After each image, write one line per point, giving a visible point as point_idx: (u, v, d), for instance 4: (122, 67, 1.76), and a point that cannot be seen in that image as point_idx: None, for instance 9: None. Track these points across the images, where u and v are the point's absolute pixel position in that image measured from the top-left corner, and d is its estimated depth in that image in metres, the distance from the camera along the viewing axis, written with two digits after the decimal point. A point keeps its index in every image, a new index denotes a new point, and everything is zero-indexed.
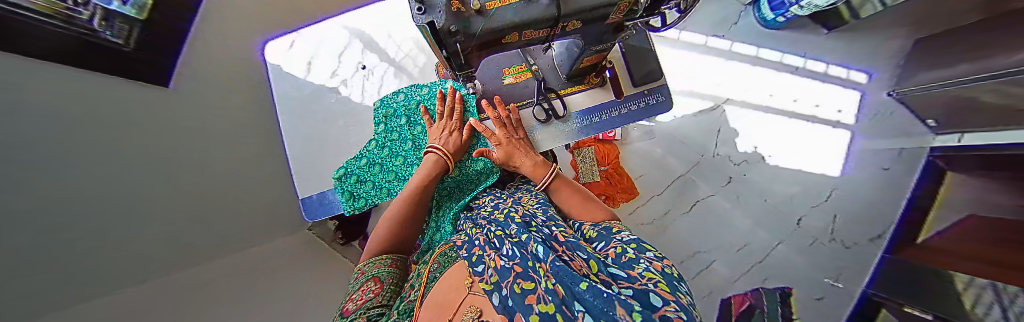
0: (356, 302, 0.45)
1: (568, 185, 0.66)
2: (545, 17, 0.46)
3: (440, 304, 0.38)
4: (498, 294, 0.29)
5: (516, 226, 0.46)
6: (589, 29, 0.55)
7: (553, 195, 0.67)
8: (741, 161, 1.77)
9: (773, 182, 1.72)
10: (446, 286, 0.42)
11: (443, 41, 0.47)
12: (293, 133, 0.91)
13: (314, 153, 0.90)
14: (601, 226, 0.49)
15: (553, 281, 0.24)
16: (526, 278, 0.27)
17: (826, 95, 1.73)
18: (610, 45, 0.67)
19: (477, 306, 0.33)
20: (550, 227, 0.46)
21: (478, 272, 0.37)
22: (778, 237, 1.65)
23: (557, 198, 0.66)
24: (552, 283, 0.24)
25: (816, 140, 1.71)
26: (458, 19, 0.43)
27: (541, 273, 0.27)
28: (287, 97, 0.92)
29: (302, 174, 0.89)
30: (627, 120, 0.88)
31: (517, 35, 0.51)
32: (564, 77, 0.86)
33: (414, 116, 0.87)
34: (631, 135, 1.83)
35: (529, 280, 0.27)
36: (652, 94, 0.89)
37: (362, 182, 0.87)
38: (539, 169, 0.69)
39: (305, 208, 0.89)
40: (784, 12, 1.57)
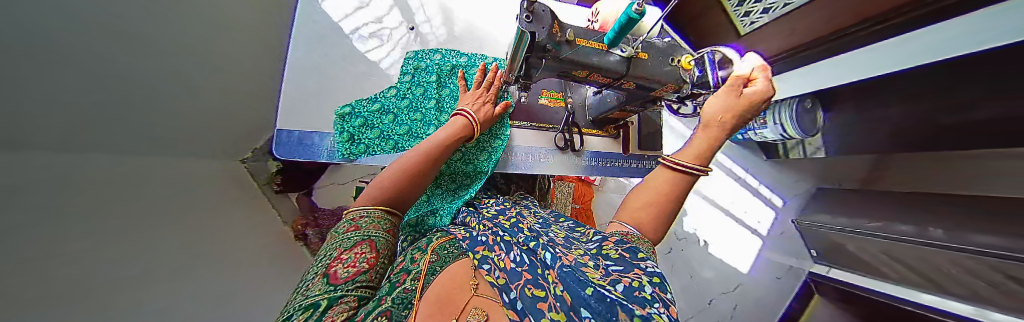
0: (348, 269, 0.33)
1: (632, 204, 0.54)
2: (615, 70, 0.55)
3: (445, 295, 0.42)
4: (507, 294, 0.37)
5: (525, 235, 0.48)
6: (638, 92, 0.65)
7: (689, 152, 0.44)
8: (683, 238, 2.03)
9: (700, 262, 2.00)
10: (449, 282, 0.44)
11: (530, 56, 0.51)
12: (301, 59, 0.81)
13: (318, 90, 0.81)
14: None
15: (561, 288, 0.30)
16: (538, 285, 0.33)
17: (754, 206, 2.12)
18: (639, 110, 0.79)
19: (483, 310, 0.38)
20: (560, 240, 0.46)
21: (485, 269, 0.44)
22: (693, 312, 1.88)
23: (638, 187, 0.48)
24: (560, 291, 0.30)
25: (738, 241, 2.06)
26: (553, 40, 0.49)
27: (550, 281, 0.33)
28: (310, 25, 0.83)
29: (293, 105, 0.78)
30: (627, 173, 1.00)
31: (588, 74, 0.56)
32: (590, 118, 0.94)
33: (445, 77, 0.88)
34: (607, 185, 2.00)
35: (540, 288, 0.32)
36: (649, 160, 1.02)
37: (367, 127, 0.81)
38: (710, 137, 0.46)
39: (276, 142, 0.75)
40: (744, 132, 1.92)
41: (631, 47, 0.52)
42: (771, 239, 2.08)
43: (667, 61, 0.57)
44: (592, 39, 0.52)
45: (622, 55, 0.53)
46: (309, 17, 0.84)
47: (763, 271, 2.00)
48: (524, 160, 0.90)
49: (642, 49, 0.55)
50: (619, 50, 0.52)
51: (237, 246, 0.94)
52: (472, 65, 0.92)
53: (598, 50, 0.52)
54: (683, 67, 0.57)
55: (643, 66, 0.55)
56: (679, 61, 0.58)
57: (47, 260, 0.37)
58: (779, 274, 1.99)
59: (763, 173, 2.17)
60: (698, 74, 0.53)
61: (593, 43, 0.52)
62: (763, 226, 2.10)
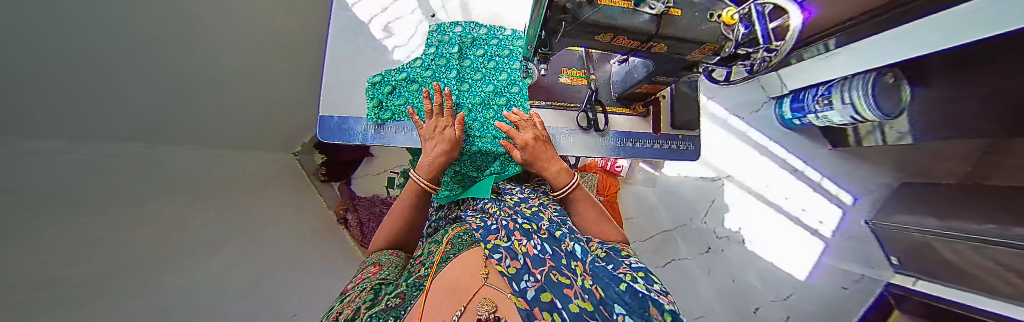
0: (354, 282, 0.50)
1: (588, 200, 0.69)
2: (642, 32, 0.49)
3: (460, 282, 0.43)
4: (518, 282, 0.43)
5: (544, 222, 0.54)
6: (667, 58, 0.59)
7: (570, 204, 0.70)
8: (723, 236, 1.84)
9: (745, 266, 1.79)
10: (460, 269, 0.47)
11: (549, 18, 0.50)
12: (339, 49, 0.87)
13: (351, 76, 0.86)
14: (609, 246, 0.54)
15: (591, 282, 0.39)
16: (561, 273, 0.43)
17: (814, 203, 1.83)
18: (673, 81, 0.72)
19: (492, 300, 0.38)
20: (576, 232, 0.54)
21: (496, 258, 0.47)
22: (733, 318, 1.70)
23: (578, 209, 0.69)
24: (589, 285, 0.39)
25: (795, 242, 1.80)
26: (573, 1, 0.46)
27: (577, 272, 0.42)
28: (345, 20, 0.89)
29: (331, 91, 0.84)
30: (653, 154, 0.92)
31: (612, 38, 0.53)
32: (615, 95, 0.90)
33: (468, 49, 0.90)
34: (635, 177, 1.89)
35: (565, 277, 0.42)
36: (683, 141, 0.93)
37: (394, 94, 0.85)
38: (561, 177, 0.70)
39: (320, 127, 0.82)
40: (804, 116, 1.66)
41: (663, 1, 0.45)
42: (836, 241, 1.80)
43: (706, 17, 0.49)
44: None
45: (652, 13, 0.46)
46: (343, 11, 0.89)
47: (826, 277, 1.75)
48: None
49: (675, 4, 0.47)
50: (648, 7, 0.46)
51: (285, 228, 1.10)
52: (492, 37, 0.92)
53: (624, 10, 0.46)
54: (725, 22, 0.48)
55: (675, 25, 0.49)
56: (719, 17, 0.48)
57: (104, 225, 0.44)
58: (846, 283, 1.72)
59: (826, 163, 1.86)
60: (744, 32, 0.48)
61: (617, 1, 0.46)
62: (827, 226, 1.81)
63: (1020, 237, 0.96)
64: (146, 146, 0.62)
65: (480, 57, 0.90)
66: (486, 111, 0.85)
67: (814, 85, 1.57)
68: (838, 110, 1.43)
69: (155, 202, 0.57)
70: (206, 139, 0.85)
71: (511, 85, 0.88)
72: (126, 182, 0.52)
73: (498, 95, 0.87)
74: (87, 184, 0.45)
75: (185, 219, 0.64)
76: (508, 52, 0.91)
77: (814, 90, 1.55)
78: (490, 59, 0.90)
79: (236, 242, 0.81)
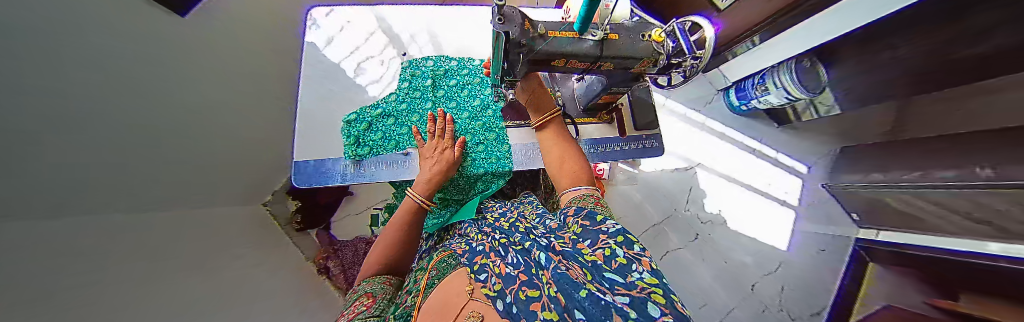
0: (346, 316, 0.44)
1: (574, 157, 0.71)
2: (590, 55, 0.56)
3: (443, 305, 0.43)
4: (502, 300, 0.36)
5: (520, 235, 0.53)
6: (617, 73, 0.66)
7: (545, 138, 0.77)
8: (707, 221, 1.94)
9: (733, 245, 1.88)
10: (448, 291, 0.46)
11: (509, 52, 0.53)
12: (310, 93, 0.87)
13: (324, 118, 0.86)
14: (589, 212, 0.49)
15: (554, 289, 0.32)
16: (531, 286, 0.35)
17: (776, 177, 2.02)
18: (627, 90, 0.79)
19: (478, 312, 0.39)
20: (551, 237, 0.49)
21: (481, 280, 0.43)
22: (734, 301, 1.75)
23: (562, 166, 0.70)
24: (552, 291, 0.32)
25: (769, 215, 1.94)
26: (527, 36, 0.51)
27: (544, 280, 0.36)
28: (316, 66, 0.91)
29: (304, 136, 0.83)
30: (627, 156, 0.99)
31: (566, 62, 0.58)
32: (580, 108, 0.96)
33: (441, 80, 0.93)
34: (617, 177, 1.98)
35: (533, 289, 0.34)
36: (648, 139, 1.02)
37: (370, 130, 0.85)
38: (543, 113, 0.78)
39: (295, 173, 0.80)
40: (748, 102, 1.89)
41: (601, 30, 0.52)
42: (803, 209, 1.96)
43: (639, 37, 0.57)
44: (562, 30, 0.53)
45: (595, 39, 0.53)
46: (312, 58, 0.91)
47: (804, 243, 1.88)
48: (523, 158, 0.90)
49: (612, 30, 0.55)
50: (590, 35, 0.53)
51: (250, 290, 0.98)
52: (463, 68, 0.97)
53: (571, 39, 0.53)
54: (654, 40, 0.56)
55: (616, 46, 0.56)
56: (649, 36, 0.57)
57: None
58: (823, 245, 1.86)
59: (776, 140, 2.08)
60: (672, 45, 0.55)
61: (565, 33, 0.53)
62: (792, 196, 1.98)
63: (959, 179, 1.09)
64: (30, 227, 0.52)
65: (453, 86, 0.94)
66: (465, 135, 0.87)
67: (751, 76, 1.80)
68: (774, 94, 1.65)
69: (63, 287, 0.49)
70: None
71: (486, 109, 0.92)
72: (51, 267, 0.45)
73: (475, 120, 0.90)
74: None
75: (113, 299, 0.55)
76: (480, 79, 0.97)
77: (752, 80, 1.78)
78: (463, 87, 0.94)
79: (189, 314, 0.71)
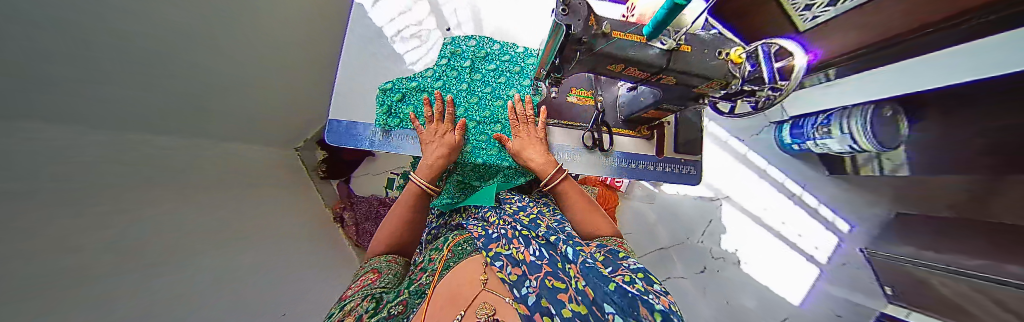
0: (356, 287, 0.47)
1: (579, 195, 0.73)
2: (654, 64, 0.51)
3: (458, 289, 0.44)
4: (519, 289, 0.39)
5: (542, 229, 0.53)
6: (675, 89, 0.60)
7: (560, 198, 0.74)
8: (718, 257, 1.84)
9: (741, 287, 1.78)
10: (459, 277, 0.47)
11: (565, 48, 0.51)
12: (353, 55, 0.88)
13: (363, 82, 0.87)
14: (609, 249, 0.53)
15: (583, 283, 0.36)
16: (556, 278, 0.39)
17: (811, 229, 1.84)
18: (678, 109, 0.73)
19: (491, 303, 0.38)
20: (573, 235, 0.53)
21: (497, 265, 0.46)
22: None
23: (570, 205, 0.71)
24: (582, 285, 0.36)
25: (791, 267, 1.80)
26: (590, 33, 0.47)
27: (570, 275, 0.40)
28: (361, 26, 0.90)
29: (342, 97, 0.85)
30: (660, 177, 0.93)
31: (623, 68, 0.54)
32: (621, 117, 0.91)
33: (480, 63, 0.91)
34: (634, 192, 1.90)
35: (559, 281, 0.39)
36: (686, 165, 0.95)
37: (404, 103, 0.86)
38: (547, 167, 0.76)
39: (327, 130, 0.83)
40: (802, 142, 1.69)
41: (673, 38, 0.48)
42: (830, 268, 1.80)
43: (714, 55, 0.51)
44: (628, 32, 0.48)
45: (663, 48, 0.49)
46: (359, 17, 0.90)
47: (820, 303, 1.73)
48: None
49: (685, 42, 0.50)
50: (660, 42, 0.48)
51: (278, 226, 1.10)
52: (504, 53, 0.93)
53: (637, 43, 0.48)
54: (732, 60, 0.51)
55: (686, 59, 0.50)
56: (727, 55, 0.51)
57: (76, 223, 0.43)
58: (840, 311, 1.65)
59: (824, 190, 1.87)
60: (749, 70, 0.49)
61: (632, 36, 0.48)
62: (822, 253, 1.81)
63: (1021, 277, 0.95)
64: (132, 142, 0.61)
65: (491, 71, 0.91)
66: (494, 124, 0.86)
67: (814, 113, 1.59)
68: (838, 139, 1.44)
69: (137, 201, 0.57)
70: (199, 135, 0.85)
71: (520, 101, 0.89)
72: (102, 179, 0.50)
73: (507, 111, 0.88)
74: (74, 183, 0.45)
75: (172, 217, 0.64)
76: (519, 69, 0.93)
77: (814, 118, 1.57)
78: (501, 74, 0.91)
79: (223, 241, 0.80)
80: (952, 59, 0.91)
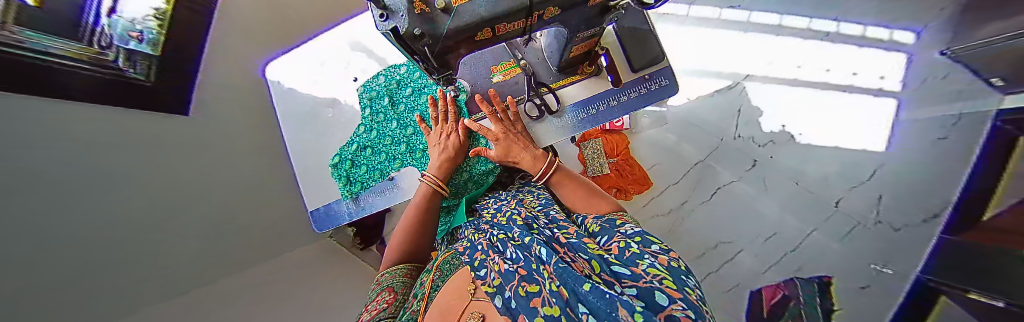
0: (370, 312, 0.49)
1: (571, 179, 0.68)
2: (516, 9, 0.43)
3: (446, 311, 0.41)
4: (502, 297, 0.33)
5: (518, 228, 0.49)
6: (570, 15, 0.51)
7: (557, 190, 0.69)
8: (767, 142, 1.65)
9: (807, 162, 1.54)
10: (449, 295, 0.44)
11: (413, 46, 0.48)
12: (300, 145, 0.92)
13: (316, 166, 0.90)
14: (603, 219, 0.49)
15: (557, 283, 0.28)
16: (531, 281, 0.32)
17: None
18: (597, 31, 0.62)
19: (480, 311, 0.36)
20: (552, 229, 0.48)
21: (482, 277, 0.41)
22: (812, 223, 1.48)
23: (561, 192, 0.68)
24: (556, 286, 0.28)
25: None
26: (425, 21, 0.43)
27: (545, 276, 0.31)
28: (297, 112, 0.93)
29: (309, 187, 0.90)
30: (627, 109, 0.85)
31: (491, 31, 0.48)
32: (554, 69, 0.82)
33: (396, 93, 0.89)
34: (640, 123, 1.75)
35: (533, 284, 0.31)
36: (653, 79, 0.84)
37: (355, 165, 0.89)
38: (537, 164, 0.70)
39: (314, 220, 0.90)
40: None
41: None
42: None
43: None
44: None
45: None
46: (293, 104, 0.93)
47: None
48: None
49: None
50: None
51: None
52: (415, 71, 0.90)
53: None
54: None
55: None
56: None
57: None
58: None
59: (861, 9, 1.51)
60: None
61: None
62: None
63: None
64: None
65: (411, 95, 0.89)
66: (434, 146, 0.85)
67: None
68: None
69: None
70: None
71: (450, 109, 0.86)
72: None
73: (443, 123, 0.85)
74: None
75: None
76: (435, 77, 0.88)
77: None
78: (421, 93, 0.88)
79: None
80: None
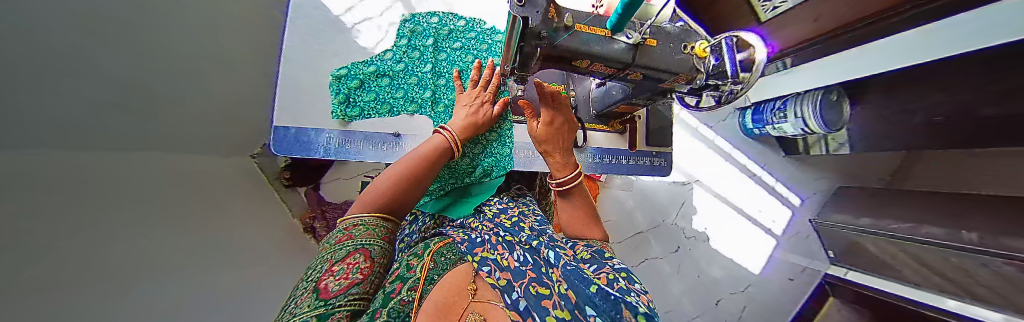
0: (341, 281, 0.31)
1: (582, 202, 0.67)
2: (620, 60, 0.50)
3: (442, 304, 0.34)
4: (509, 295, 0.35)
5: (526, 235, 0.52)
6: (645, 84, 0.59)
7: (563, 203, 0.69)
8: (691, 236, 1.98)
9: (710, 262, 1.94)
10: (442, 290, 0.37)
11: (525, 44, 0.47)
12: (295, 54, 0.77)
13: (315, 83, 0.78)
14: (593, 249, 0.53)
15: (566, 286, 0.34)
16: (541, 283, 0.35)
17: (769, 205, 2.03)
18: (647, 104, 0.74)
19: (483, 314, 0.33)
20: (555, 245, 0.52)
21: (485, 270, 0.41)
22: (698, 311, 1.85)
23: (564, 207, 0.68)
24: (564, 288, 0.33)
25: (751, 241, 1.98)
26: (550, 27, 0.44)
27: (554, 278, 0.37)
28: (305, 18, 0.79)
29: (287, 100, 0.75)
30: (631, 171, 0.97)
31: (588, 64, 0.52)
32: (594, 113, 0.91)
33: (443, 42, 0.88)
34: (613, 181, 1.96)
35: (543, 286, 0.34)
36: (657, 157, 0.99)
37: (362, 89, 0.81)
38: (564, 172, 0.68)
39: (274, 139, 0.74)
40: (762, 127, 1.81)
41: (638, 33, 0.46)
42: (786, 239, 2.00)
43: (679, 48, 0.51)
44: (592, 25, 0.47)
45: (628, 42, 0.48)
46: (309, 8, 0.79)
47: (775, 271, 1.95)
48: (523, 158, 0.87)
49: (651, 36, 0.49)
50: (624, 37, 0.47)
51: (243, 245, 1.01)
52: (470, 30, 0.91)
53: (602, 37, 0.47)
54: (696, 55, 0.50)
55: (650, 55, 0.50)
56: (692, 49, 0.51)
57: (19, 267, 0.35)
58: (792, 275, 1.94)
59: (782, 170, 2.06)
60: (714, 64, 0.49)
61: (593, 29, 0.47)
62: (778, 226, 2.01)
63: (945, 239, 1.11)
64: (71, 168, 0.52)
65: (457, 49, 0.89)
66: None
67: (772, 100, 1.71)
68: (791, 122, 1.57)
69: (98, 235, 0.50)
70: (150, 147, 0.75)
71: None
72: (41, 215, 0.42)
73: None
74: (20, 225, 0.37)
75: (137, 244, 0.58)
76: (487, 46, 0.91)
77: (772, 104, 1.69)
78: (467, 53, 0.89)
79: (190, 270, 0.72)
80: (936, 40, 0.91)
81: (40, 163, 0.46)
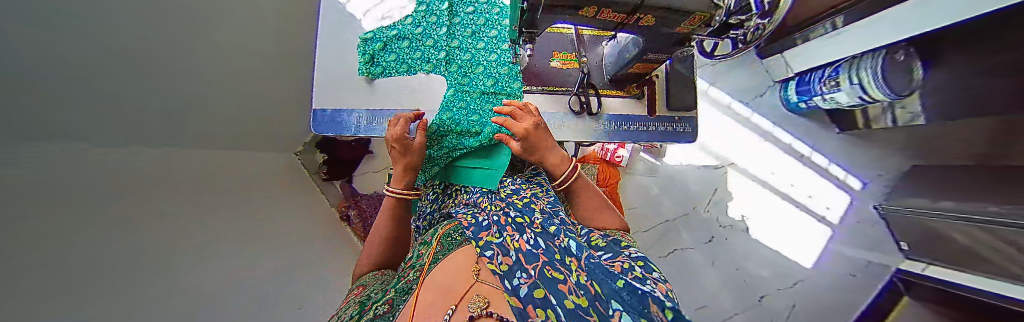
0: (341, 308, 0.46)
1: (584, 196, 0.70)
2: (628, 2, 0.48)
3: (453, 284, 0.38)
4: (510, 281, 0.36)
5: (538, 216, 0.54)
6: (658, 31, 0.59)
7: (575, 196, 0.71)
8: (727, 225, 1.82)
9: (750, 254, 1.77)
10: (453, 270, 0.42)
11: None
12: (327, 47, 0.87)
13: (343, 73, 0.87)
14: (608, 239, 0.54)
15: (586, 278, 0.35)
16: (555, 270, 0.38)
17: (822, 189, 1.79)
18: (666, 58, 0.72)
19: (486, 295, 0.35)
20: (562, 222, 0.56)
21: (488, 256, 0.42)
22: (738, 307, 1.69)
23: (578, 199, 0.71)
24: (585, 280, 0.34)
25: (801, 230, 1.77)
26: None
27: (573, 268, 0.38)
28: (335, 13, 0.89)
29: (323, 87, 0.86)
30: (653, 138, 0.93)
31: (597, 12, 0.51)
32: (607, 77, 0.91)
33: (458, 6, 0.88)
34: (635, 167, 1.87)
35: (559, 273, 0.37)
36: (680, 123, 0.94)
37: (384, 50, 0.86)
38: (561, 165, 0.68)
39: (314, 121, 0.86)
40: (810, 98, 1.61)
41: None
42: (844, 228, 1.75)
43: None
44: None
45: None
46: (334, 8, 0.89)
47: (832, 264, 1.72)
48: None
49: None
50: None
51: None
52: None
53: None
54: None
55: None
56: None
57: (92, 223, 0.43)
58: (854, 270, 1.69)
59: (833, 148, 1.81)
60: (736, 1, 0.53)
61: None
62: (834, 213, 1.77)
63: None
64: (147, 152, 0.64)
65: (470, 14, 0.88)
66: (474, 66, 0.84)
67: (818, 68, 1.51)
68: (846, 91, 1.38)
69: (158, 208, 0.59)
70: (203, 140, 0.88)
71: (490, 54, 0.85)
72: (113, 184, 0.51)
73: (489, 52, 0.85)
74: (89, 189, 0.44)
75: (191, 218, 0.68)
76: (500, 10, 0.90)
77: (819, 72, 1.49)
78: (481, 16, 0.88)
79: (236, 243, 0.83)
80: None
81: (120, 146, 0.57)
